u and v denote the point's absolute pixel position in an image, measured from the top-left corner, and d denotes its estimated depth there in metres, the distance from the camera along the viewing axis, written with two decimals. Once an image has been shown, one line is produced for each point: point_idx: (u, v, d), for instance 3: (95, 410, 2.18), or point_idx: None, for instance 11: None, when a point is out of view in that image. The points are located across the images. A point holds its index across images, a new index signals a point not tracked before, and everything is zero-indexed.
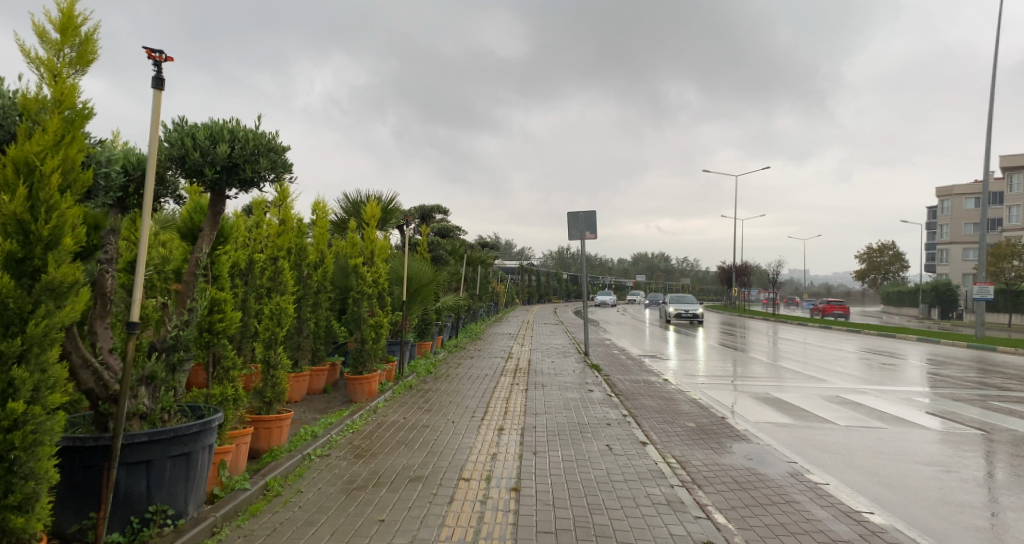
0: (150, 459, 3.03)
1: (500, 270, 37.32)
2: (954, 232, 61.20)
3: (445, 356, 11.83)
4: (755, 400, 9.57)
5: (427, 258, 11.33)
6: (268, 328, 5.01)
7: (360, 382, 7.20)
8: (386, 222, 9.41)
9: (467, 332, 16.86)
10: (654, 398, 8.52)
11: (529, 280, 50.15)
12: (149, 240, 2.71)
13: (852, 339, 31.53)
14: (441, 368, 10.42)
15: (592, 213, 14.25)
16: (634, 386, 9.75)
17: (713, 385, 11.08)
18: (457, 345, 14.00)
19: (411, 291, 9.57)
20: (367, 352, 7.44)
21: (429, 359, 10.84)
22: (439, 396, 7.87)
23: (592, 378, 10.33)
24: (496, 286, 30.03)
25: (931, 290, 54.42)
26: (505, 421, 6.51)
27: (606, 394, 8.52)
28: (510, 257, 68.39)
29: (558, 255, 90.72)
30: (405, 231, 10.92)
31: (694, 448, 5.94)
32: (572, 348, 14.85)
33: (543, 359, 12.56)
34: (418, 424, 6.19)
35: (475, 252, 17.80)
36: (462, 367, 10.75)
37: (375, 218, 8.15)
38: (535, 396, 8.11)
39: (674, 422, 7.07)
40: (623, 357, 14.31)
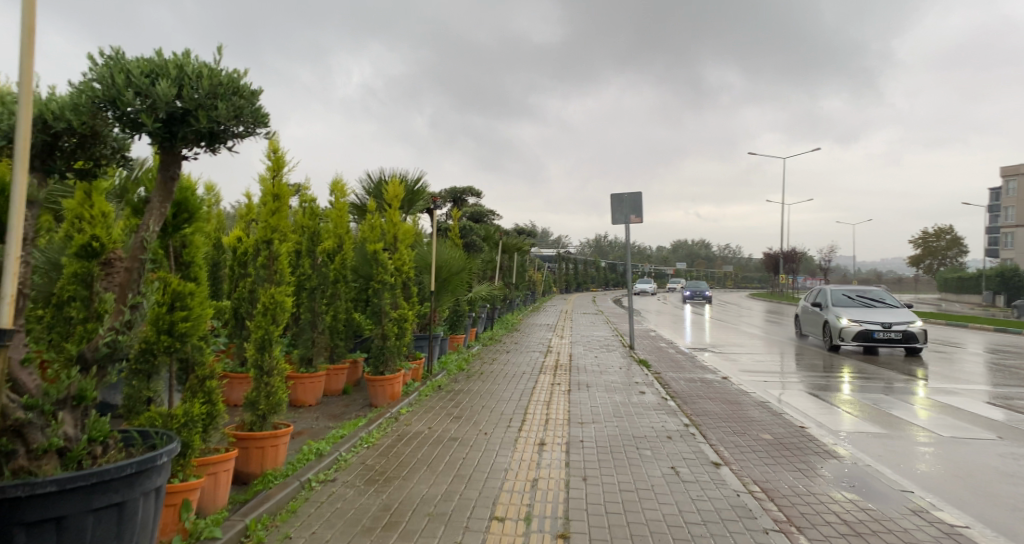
0: (61, 516, 2.21)
1: (537, 259, 36.18)
2: (1022, 213, 57.13)
3: (479, 350, 10.96)
4: (830, 402, 8.37)
5: (459, 244, 10.42)
6: (262, 327, 4.17)
7: (381, 384, 6.36)
8: (412, 204, 8.49)
9: (502, 325, 15.94)
10: (717, 402, 7.44)
11: (567, 269, 48.86)
12: (21, 220, 1.97)
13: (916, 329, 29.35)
14: (474, 364, 9.54)
15: (638, 194, 13.09)
16: (691, 388, 8.63)
17: (777, 383, 9.88)
18: (493, 338, 13.10)
19: (439, 281, 8.66)
20: (389, 350, 6.58)
21: (462, 353, 9.97)
22: (470, 399, 6.97)
23: (641, 376, 9.28)
24: (533, 275, 28.99)
25: (998, 276, 50.82)
26: (545, 433, 5.56)
27: (660, 398, 7.48)
28: (546, 245, 67.16)
29: (596, 244, 89.30)
30: (436, 215, 10.02)
31: (779, 470, 4.86)
32: (615, 341, 13.76)
33: (586, 354, 11.53)
34: (444, 436, 5.29)
35: (511, 239, 16.86)
36: (497, 363, 9.86)
37: (398, 199, 7.25)
38: (579, 400, 7.13)
39: (746, 434, 5.97)
40: (672, 350, 13.18)
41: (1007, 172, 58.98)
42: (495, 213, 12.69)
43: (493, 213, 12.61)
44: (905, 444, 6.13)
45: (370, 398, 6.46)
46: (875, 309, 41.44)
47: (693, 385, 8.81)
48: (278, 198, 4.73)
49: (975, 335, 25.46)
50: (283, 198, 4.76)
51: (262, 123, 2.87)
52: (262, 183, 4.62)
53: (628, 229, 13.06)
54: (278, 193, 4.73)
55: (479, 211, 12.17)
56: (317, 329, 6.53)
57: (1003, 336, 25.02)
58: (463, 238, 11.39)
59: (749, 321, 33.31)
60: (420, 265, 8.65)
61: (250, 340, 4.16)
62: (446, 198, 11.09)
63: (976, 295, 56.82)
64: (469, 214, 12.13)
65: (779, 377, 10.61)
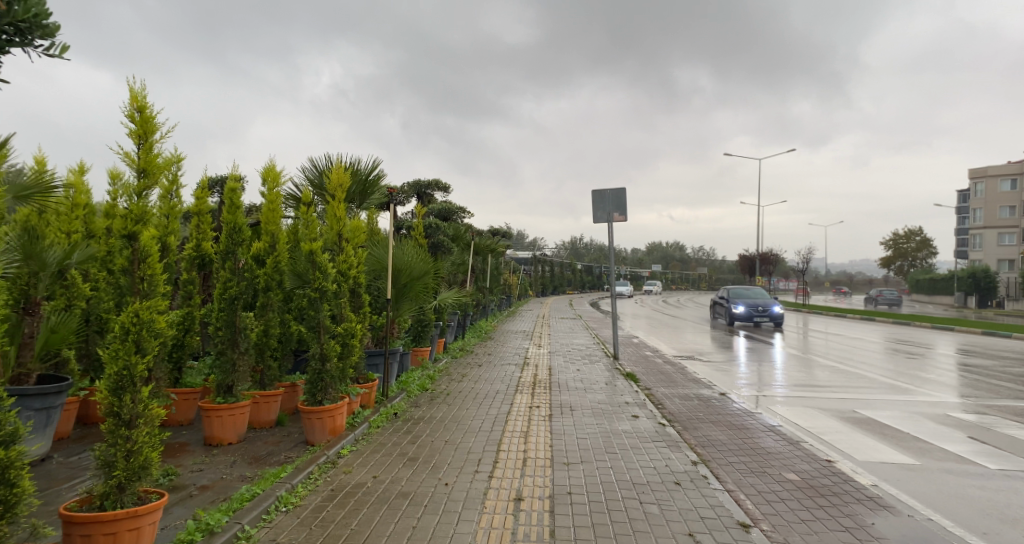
0: None
1: (513, 261, 35.09)
2: (988, 215, 58.11)
3: (447, 365, 9.77)
4: (843, 423, 7.41)
5: (423, 245, 9.22)
6: (120, 358, 2.91)
7: (319, 417, 5.15)
8: (365, 197, 7.26)
9: (474, 333, 14.77)
10: (722, 428, 6.38)
11: (543, 271, 48.00)
12: None
13: (895, 331, 28.99)
14: (440, 382, 8.35)
15: (621, 189, 12.07)
16: (687, 407, 7.56)
17: (780, 400, 8.89)
18: (463, 349, 11.91)
19: (398, 287, 7.44)
20: (328, 375, 5.31)
21: (426, 370, 8.79)
22: (432, 430, 5.78)
23: (631, 393, 8.19)
24: (508, 278, 27.87)
25: (968, 278, 51.41)
26: (522, 482, 4.43)
27: (657, 423, 6.40)
28: (523, 247, 66.23)
29: (572, 246, 88.76)
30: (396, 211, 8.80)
31: (822, 532, 3.79)
32: (597, 351, 12.71)
33: (565, 367, 10.41)
34: (392, 491, 4.10)
35: (484, 240, 15.73)
36: (467, 380, 8.67)
37: (343, 189, 6.05)
38: (561, 429, 5.99)
39: (767, 474, 4.91)
40: (658, 360, 12.20)
41: (974, 175, 59.92)
42: (466, 211, 11.47)
43: (464, 210, 11.38)
44: (950, 481, 5.15)
45: (306, 434, 5.25)
46: (853, 310, 41.38)
47: (689, 405, 7.77)
48: (148, 174, 3.57)
49: (955, 337, 25.11)
50: (156, 173, 3.61)
51: (37, 14, 2.33)
52: (125, 154, 3.49)
53: (611, 229, 12.01)
54: (148, 168, 3.57)
55: (448, 209, 10.94)
56: (239, 349, 5.25)
57: (984, 337, 24.71)
58: (429, 238, 10.17)
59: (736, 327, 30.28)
60: (376, 268, 7.39)
61: (101, 379, 2.90)
62: (410, 194, 9.85)
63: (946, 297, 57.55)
64: (437, 211, 10.90)
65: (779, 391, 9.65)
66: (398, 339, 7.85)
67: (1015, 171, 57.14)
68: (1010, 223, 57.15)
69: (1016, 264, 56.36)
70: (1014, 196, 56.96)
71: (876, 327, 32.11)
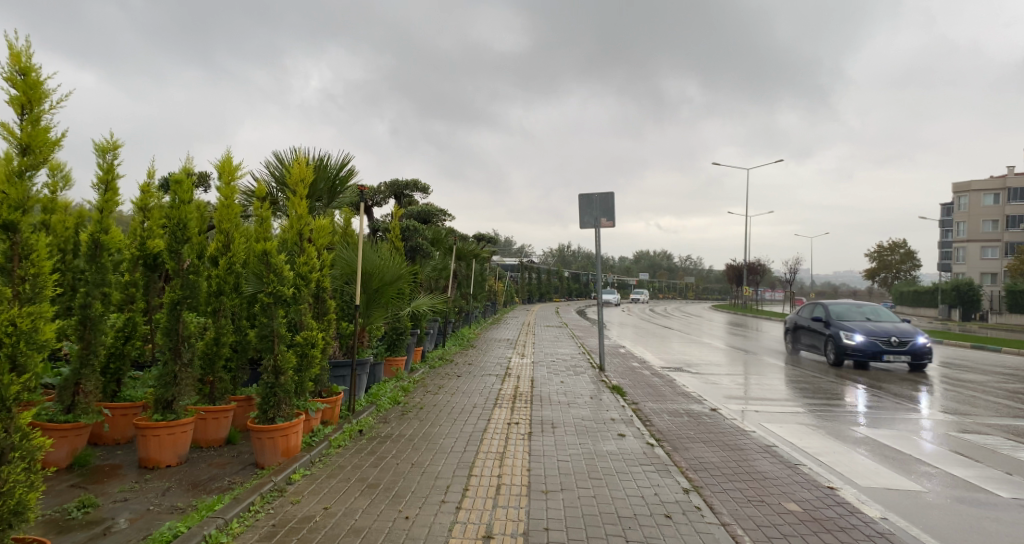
0: None
1: (500, 268, 34.59)
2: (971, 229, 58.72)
3: (424, 376, 9.23)
4: (840, 442, 7.00)
5: (400, 248, 8.72)
6: None
7: (270, 437, 4.61)
8: (333, 194, 6.76)
9: (456, 341, 14.24)
10: (715, 450, 5.91)
11: (530, 278, 47.60)
12: None
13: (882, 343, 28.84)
14: (414, 394, 7.82)
15: (609, 194, 11.67)
16: (675, 424, 7.11)
17: (772, 416, 8.48)
18: (443, 358, 11.38)
19: (366, 292, 6.92)
20: (282, 390, 4.76)
21: (400, 381, 8.25)
22: (399, 451, 5.25)
23: (617, 408, 7.72)
24: (494, 285, 27.36)
25: (951, 291, 51.75)
26: (492, 515, 3.91)
27: (645, 444, 5.92)
28: (510, 254, 65.85)
29: (560, 253, 88.55)
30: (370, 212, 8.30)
31: None
32: (583, 361, 12.24)
33: (548, 379, 9.90)
34: (342, 527, 3.56)
35: (467, 245, 15.25)
36: (443, 392, 8.15)
37: (304, 184, 5.54)
38: (540, 449, 5.50)
39: (765, 504, 4.44)
40: (646, 372, 11.77)
41: (957, 188, 60.54)
42: (446, 214, 10.96)
43: (445, 213, 10.88)
44: (960, 510, 4.74)
45: (256, 455, 4.71)
46: (839, 322, 41.36)
47: (676, 421, 7.32)
48: (32, 151, 3.20)
49: (942, 350, 25.01)
50: (43, 150, 3.26)
51: None
52: (4, 127, 3.13)
53: (597, 234, 11.58)
54: (32, 144, 3.21)
55: (427, 211, 10.43)
56: (182, 360, 4.70)
57: (970, 350, 24.64)
58: (406, 241, 9.66)
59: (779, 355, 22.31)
60: (344, 272, 6.87)
61: None
62: (386, 194, 9.34)
63: (929, 309, 57.92)
64: (416, 214, 10.38)
65: (771, 407, 9.25)
66: (367, 350, 7.33)
67: (997, 185, 57.81)
68: (992, 237, 57.75)
69: (999, 277, 56.86)
70: (996, 211, 57.56)
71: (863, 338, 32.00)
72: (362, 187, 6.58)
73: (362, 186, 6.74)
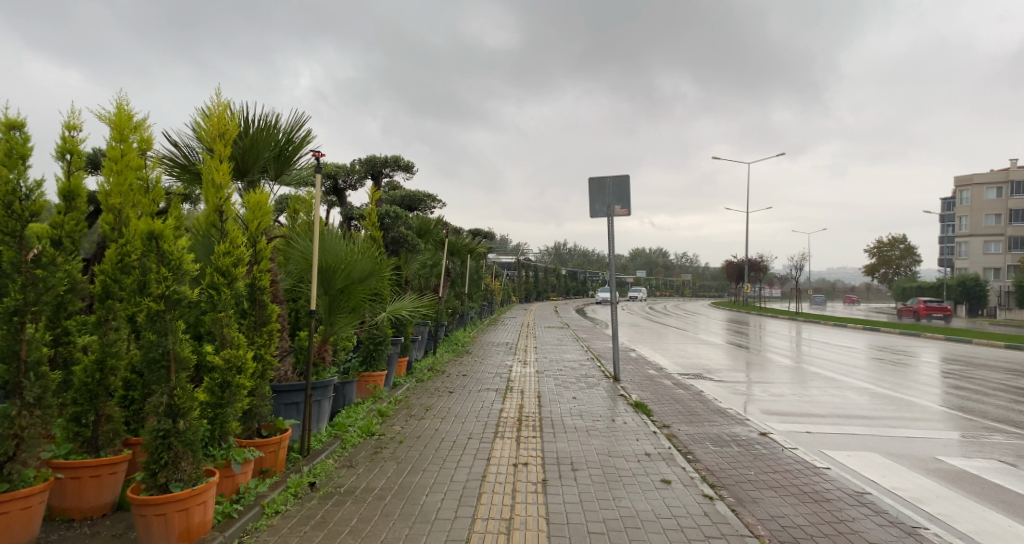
0: None
1: (494, 264, 33.02)
2: (974, 224, 57.60)
3: (407, 394, 7.63)
4: (934, 480, 5.51)
5: (378, 240, 7.11)
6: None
7: (158, 515, 3.02)
8: (282, 165, 5.17)
9: (448, 347, 12.64)
10: (798, 506, 4.35)
11: (526, 277, 46.08)
12: None
13: (896, 340, 27.48)
14: (394, 421, 6.24)
15: (624, 178, 10.12)
16: (725, 461, 5.56)
17: (832, 442, 6.98)
18: (433, 369, 9.80)
19: (325, 294, 5.33)
20: (182, 441, 3.12)
21: (376, 404, 6.66)
22: (361, 521, 3.66)
23: (647, 436, 6.19)
24: (489, 283, 25.81)
25: (957, 286, 50.62)
26: None
27: (703, 498, 4.36)
28: (507, 252, 64.18)
29: (556, 250, 87.04)
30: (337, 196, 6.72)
31: None
32: (594, 371, 10.68)
33: (557, 395, 8.33)
34: None
35: (461, 238, 13.67)
36: (430, 417, 6.57)
37: (226, 141, 3.93)
38: (560, 514, 3.93)
39: None
40: (666, 383, 10.27)
41: (959, 182, 59.45)
42: (435, 199, 9.32)
43: (434, 198, 9.24)
44: None
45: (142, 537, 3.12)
46: (846, 319, 40.06)
47: (724, 455, 5.77)
48: None
49: (962, 348, 23.67)
50: None
51: None
52: None
53: (610, 224, 10.05)
54: None
55: (412, 196, 8.79)
56: (24, 400, 3.07)
57: (992, 347, 23.29)
58: (385, 231, 7.97)
59: (806, 360, 20.02)
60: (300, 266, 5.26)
61: None
62: (362, 174, 7.69)
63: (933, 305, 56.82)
64: (399, 199, 8.74)
65: (824, 428, 7.75)
66: (333, 367, 5.76)
67: (1000, 179, 56.75)
68: (996, 231, 56.64)
69: (1003, 273, 55.76)
70: (999, 204, 56.45)
71: (871, 335, 30.67)
72: (319, 154, 4.98)
73: (320, 154, 5.13)
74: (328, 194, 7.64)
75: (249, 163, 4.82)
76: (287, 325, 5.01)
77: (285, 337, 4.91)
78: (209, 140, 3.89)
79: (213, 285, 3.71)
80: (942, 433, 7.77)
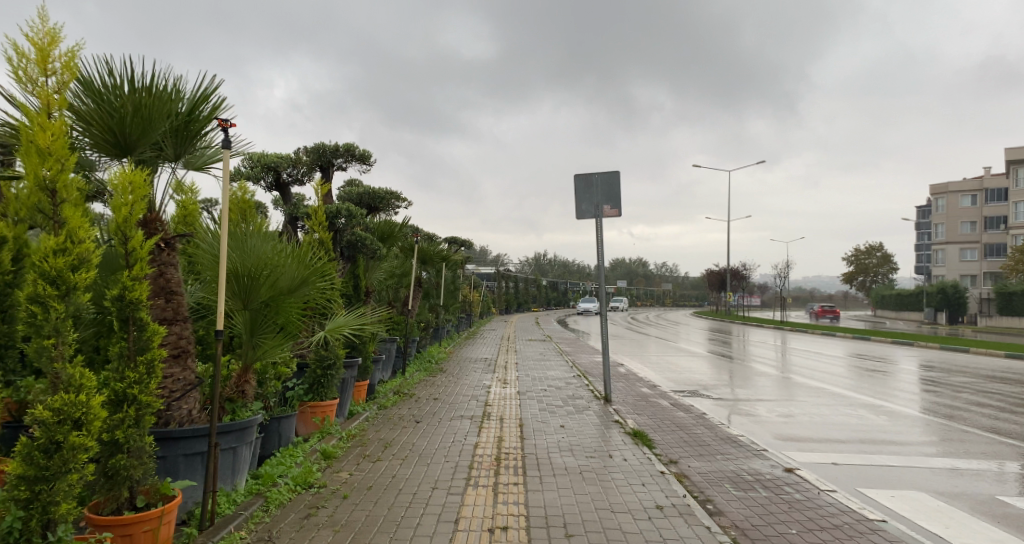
0: None
1: (473, 274, 31.80)
2: (950, 231, 58.05)
3: (364, 428, 6.40)
4: (1007, 531, 4.46)
5: (325, 243, 5.89)
6: None
7: None
8: (185, 143, 3.92)
9: (420, 365, 11.42)
10: None
11: (506, 288, 44.93)
12: None
13: (883, 348, 26.81)
14: (342, 465, 5.02)
15: (612, 174, 9.07)
16: (754, 513, 4.44)
17: (866, 477, 5.92)
18: (399, 393, 8.57)
19: (244, 309, 4.13)
20: None
21: (321, 443, 5.42)
22: None
23: (653, 479, 5.07)
24: (467, 294, 24.77)
25: (936, 293, 50.77)
26: None
27: None
28: (486, 262, 63.13)
29: (536, 261, 86.04)
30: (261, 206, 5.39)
31: None
32: (582, 391, 9.55)
33: (541, 422, 7.17)
34: None
35: (434, 244, 12.50)
36: (388, 458, 5.34)
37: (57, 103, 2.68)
38: None
39: None
40: (663, 404, 9.17)
41: (934, 190, 59.94)
42: (401, 199, 8.12)
43: (400, 197, 8.02)
44: None
45: None
46: (831, 327, 39.62)
47: (748, 504, 4.66)
48: None
49: (954, 355, 23.04)
50: None
51: None
52: None
53: (598, 226, 8.99)
54: None
55: (373, 194, 7.58)
56: None
57: (983, 354, 22.69)
58: (338, 234, 6.73)
59: (799, 370, 19.14)
60: None
61: None
62: (309, 165, 6.46)
63: (912, 312, 56.90)
64: (358, 198, 7.53)
65: (851, 459, 6.69)
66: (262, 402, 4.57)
67: (974, 187, 57.31)
68: (972, 238, 57.15)
69: (980, 279, 56.11)
70: (974, 212, 57.01)
71: (857, 343, 30.11)
72: (227, 125, 3.71)
73: (225, 122, 3.67)
74: (270, 189, 6.45)
75: (132, 138, 3.56)
76: (190, 349, 3.86)
77: (190, 361, 3.84)
78: (30, 84, 2.73)
79: (36, 300, 2.42)
80: (982, 460, 6.76)
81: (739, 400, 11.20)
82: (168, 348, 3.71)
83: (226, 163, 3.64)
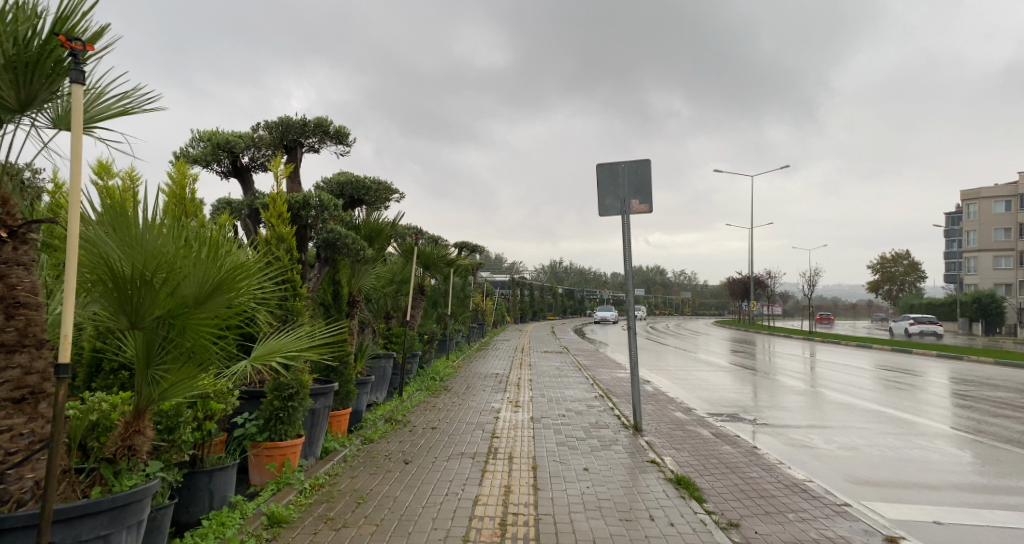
0: None
1: (486, 282, 30.46)
2: (984, 238, 55.48)
3: (337, 473, 5.08)
4: None
5: (284, 241, 4.61)
6: None
7: None
8: (32, 83, 2.56)
9: (421, 383, 10.10)
10: None
11: (521, 296, 43.57)
12: None
13: (923, 360, 24.95)
14: (293, 537, 3.69)
15: (641, 163, 7.70)
16: None
17: None
18: (391, 420, 7.27)
19: (134, 329, 2.77)
20: None
21: (272, 501, 4.10)
22: None
23: None
24: (480, 302, 23.65)
25: (971, 303, 48.35)
26: None
27: None
28: (500, 270, 61.99)
29: (551, 269, 84.72)
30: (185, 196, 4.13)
31: None
32: (607, 418, 8.16)
33: (560, 464, 5.79)
34: None
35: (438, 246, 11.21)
36: (357, 524, 4.00)
37: None
38: None
39: None
40: (703, 435, 7.75)
41: (967, 195, 57.37)
42: (393, 193, 6.82)
43: (391, 191, 6.74)
44: None
45: None
46: (861, 338, 37.49)
47: None
48: None
49: (1005, 369, 21.13)
50: None
51: None
52: None
53: (625, 224, 7.65)
54: None
55: (356, 183, 6.30)
56: None
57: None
58: (306, 232, 5.44)
59: (840, 385, 17.47)
60: (87, 275, 2.63)
61: None
62: (272, 145, 5.18)
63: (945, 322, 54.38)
64: (338, 188, 6.27)
65: (954, 516, 5.23)
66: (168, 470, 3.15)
67: (1009, 192, 54.69)
68: (1006, 245, 54.48)
69: (1017, 288, 53.46)
70: (1009, 218, 54.41)
71: (890, 355, 28.09)
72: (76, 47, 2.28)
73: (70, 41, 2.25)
74: (226, 175, 5.23)
75: None
76: (48, 388, 2.59)
77: (46, 406, 2.58)
78: None
79: None
80: None
81: (786, 427, 9.70)
82: (3, 390, 2.43)
83: (73, 96, 2.23)
